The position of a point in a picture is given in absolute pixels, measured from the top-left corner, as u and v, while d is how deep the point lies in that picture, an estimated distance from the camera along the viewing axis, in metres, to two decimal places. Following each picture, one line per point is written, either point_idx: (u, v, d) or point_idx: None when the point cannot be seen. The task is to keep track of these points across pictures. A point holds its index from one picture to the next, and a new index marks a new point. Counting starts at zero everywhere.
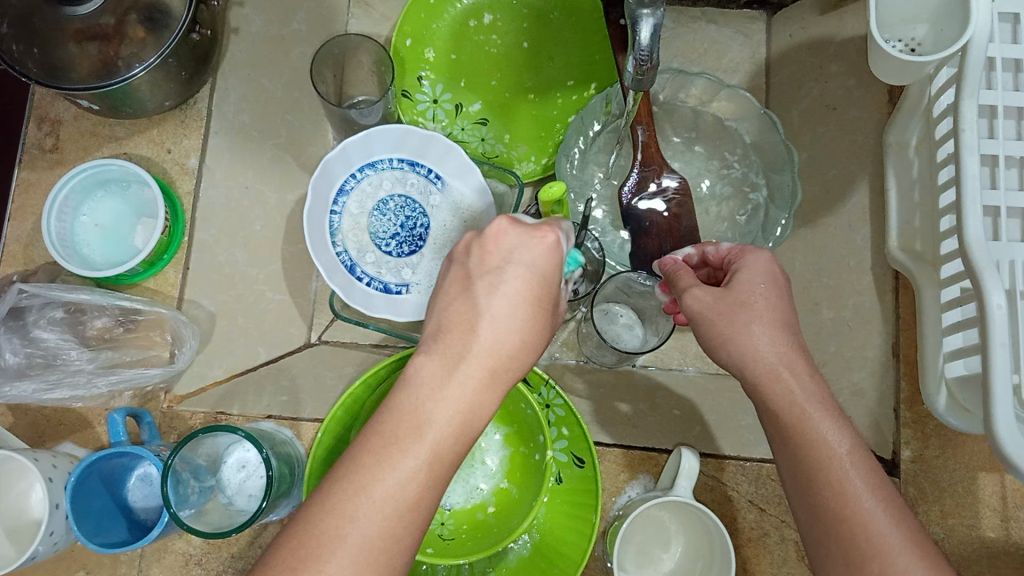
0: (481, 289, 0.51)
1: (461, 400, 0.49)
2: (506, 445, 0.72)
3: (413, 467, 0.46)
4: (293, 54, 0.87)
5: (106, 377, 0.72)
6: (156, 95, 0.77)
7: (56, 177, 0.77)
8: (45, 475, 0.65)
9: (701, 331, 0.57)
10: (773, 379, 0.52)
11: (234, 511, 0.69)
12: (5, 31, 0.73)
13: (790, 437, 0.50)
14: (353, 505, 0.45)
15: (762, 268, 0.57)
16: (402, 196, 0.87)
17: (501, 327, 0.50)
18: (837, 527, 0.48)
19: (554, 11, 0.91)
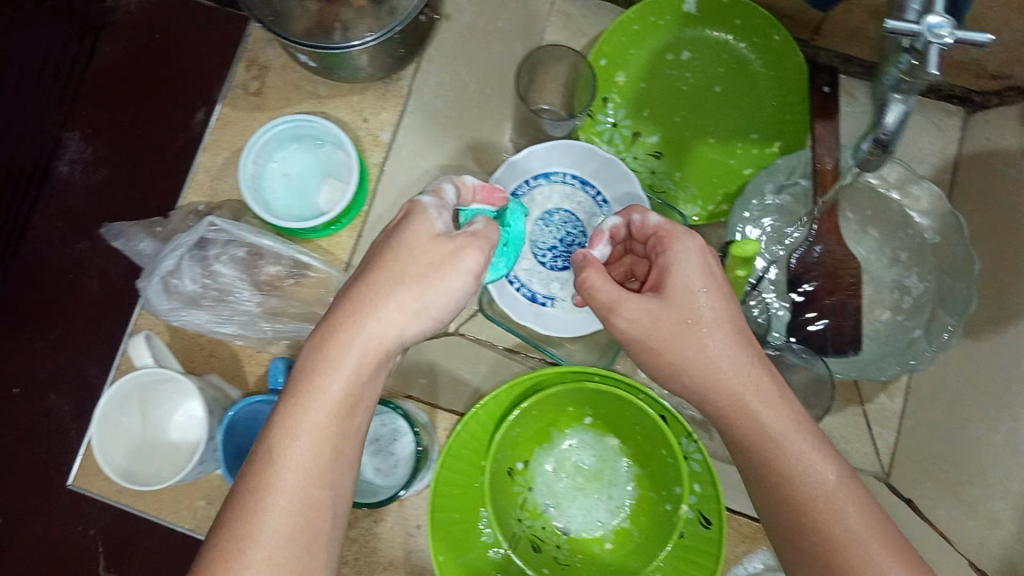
0: (376, 266, 0.57)
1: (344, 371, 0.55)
2: (634, 484, 0.71)
3: (310, 435, 0.53)
4: (494, 50, 0.88)
5: (273, 322, 0.74)
6: (371, 65, 0.77)
7: (255, 121, 0.79)
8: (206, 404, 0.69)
9: (643, 347, 0.63)
10: (738, 411, 0.59)
11: (378, 481, 0.76)
12: None
13: (784, 482, 0.56)
14: (273, 473, 0.52)
15: (684, 263, 0.63)
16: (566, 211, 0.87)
17: (386, 300, 0.56)
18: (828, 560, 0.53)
19: (755, 62, 0.89)
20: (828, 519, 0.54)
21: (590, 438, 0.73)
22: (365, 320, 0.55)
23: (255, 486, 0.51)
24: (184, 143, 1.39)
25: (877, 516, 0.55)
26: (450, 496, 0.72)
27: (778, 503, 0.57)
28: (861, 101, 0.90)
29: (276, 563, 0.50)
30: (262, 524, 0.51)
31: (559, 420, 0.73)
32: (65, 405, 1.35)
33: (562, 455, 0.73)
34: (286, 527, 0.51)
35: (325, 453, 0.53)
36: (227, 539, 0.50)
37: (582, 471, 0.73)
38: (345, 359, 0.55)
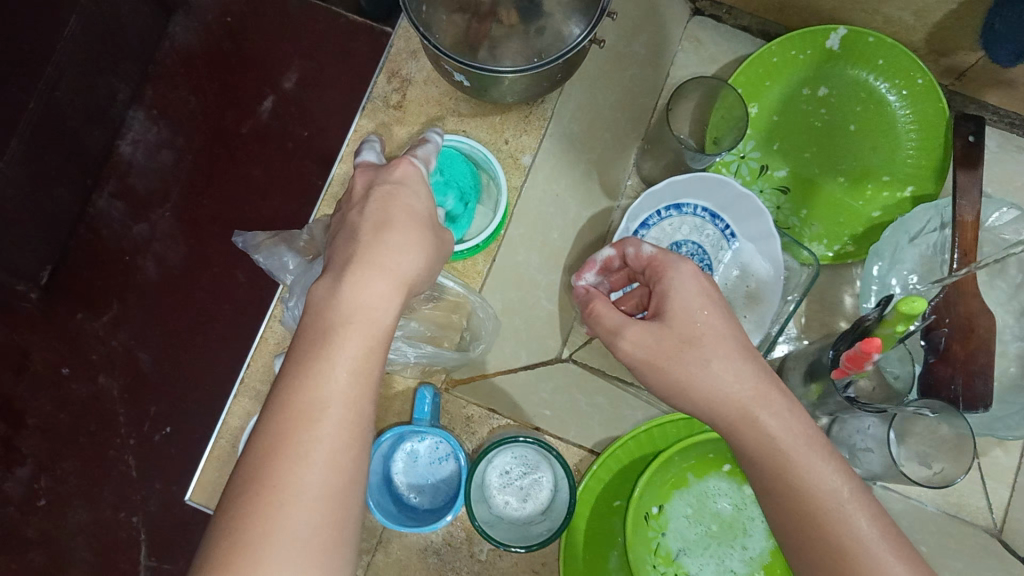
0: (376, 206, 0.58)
1: (370, 305, 0.54)
2: (771, 538, 0.70)
3: (352, 357, 0.52)
4: (629, 75, 0.87)
5: (415, 347, 0.71)
6: (518, 89, 0.76)
7: (394, 135, 0.78)
8: None
9: (650, 373, 0.61)
10: (768, 460, 0.56)
11: (529, 515, 0.71)
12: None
13: (820, 533, 0.53)
14: (303, 414, 0.49)
15: (666, 282, 0.62)
16: (693, 243, 0.85)
17: (404, 240, 0.57)
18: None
19: (894, 104, 0.88)
20: (833, 554, 0.52)
21: (726, 488, 0.72)
22: (382, 254, 0.56)
23: (295, 408, 0.49)
24: (249, 131, 1.39)
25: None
26: (580, 534, 0.71)
27: (821, 557, 0.53)
28: (994, 148, 0.90)
29: (326, 479, 0.48)
30: (311, 445, 0.49)
31: (696, 465, 0.72)
32: (117, 389, 1.33)
33: (697, 502, 0.72)
34: (332, 449, 0.49)
35: (364, 376, 0.52)
36: (266, 459, 0.48)
37: (716, 520, 0.71)
38: (381, 291, 0.55)
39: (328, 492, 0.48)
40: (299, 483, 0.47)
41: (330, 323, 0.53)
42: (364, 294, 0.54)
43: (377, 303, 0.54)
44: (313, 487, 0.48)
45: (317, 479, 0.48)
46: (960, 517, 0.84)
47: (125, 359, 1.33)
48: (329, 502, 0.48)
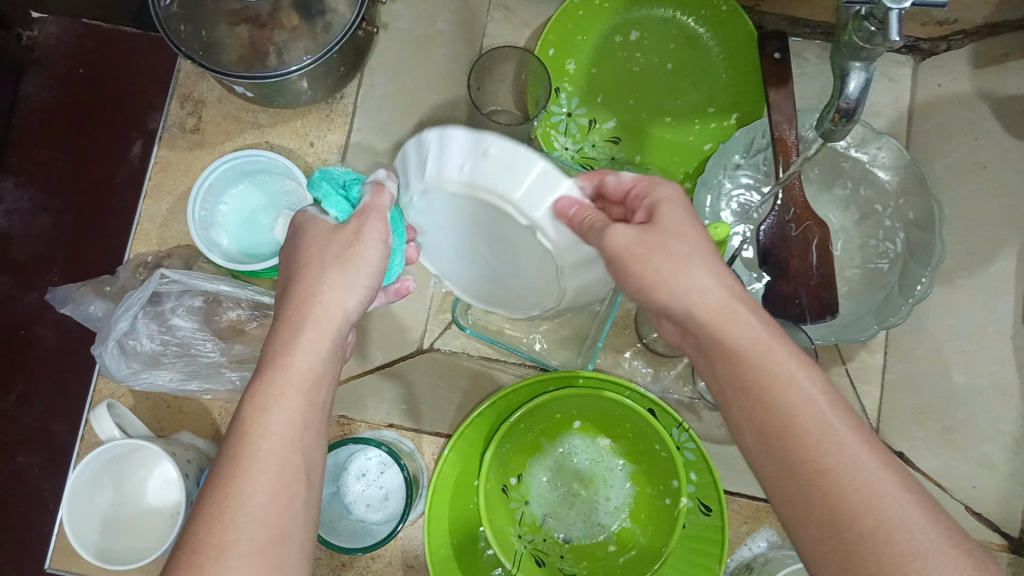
0: (300, 258, 0.54)
1: (303, 358, 0.51)
2: (631, 482, 0.71)
3: (281, 431, 0.49)
4: (437, 56, 0.85)
5: (239, 370, 0.70)
6: (313, 88, 0.74)
7: (195, 159, 0.77)
8: (168, 452, 0.65)
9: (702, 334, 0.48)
10: (713, 336, 0.48)
11: (394, 510, 0.71)
12: (173, 9, 0.74)
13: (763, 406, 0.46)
14: (244, 480, 0.47)
15: (690, 232, 0.50)
16: (487, 218, 0.54)
17: (327, 284, 0.52)
18: (794, 459, 0.44)
19: (704, 37, 0.89)
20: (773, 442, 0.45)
21: (579, 443, 0.72)
22: (314, 308, 0.52)
23: (227, 485, 0.46)
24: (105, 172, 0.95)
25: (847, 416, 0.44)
26: (446, 516, 0.69)
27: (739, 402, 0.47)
28: (813, 61, 0.90)
29: (261, 526, 0.46)
30: (248, 497, 0.46)
31: (548, 429, 0.72)
32: (37, 464, 0.91)
33: (555, 464, 0.72)
34: (270, 507, 0.47)
35: (299, 419, 0.50)
36: (205, 524, 0.45)
37: (578, 478, 0.72)
38: (315, 341, 0.52)
39: (269, 536, 0.46)
40: (238, 535, 0.45)
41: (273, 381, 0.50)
42: (298, 343, 0.51)
43: (308, 354, 0.51)
44: (250, 543, 0.45)
45: (255, 528, 0.45)
46: None
47: (32, 431, 0.92)
48: (268, 547, 0.45)
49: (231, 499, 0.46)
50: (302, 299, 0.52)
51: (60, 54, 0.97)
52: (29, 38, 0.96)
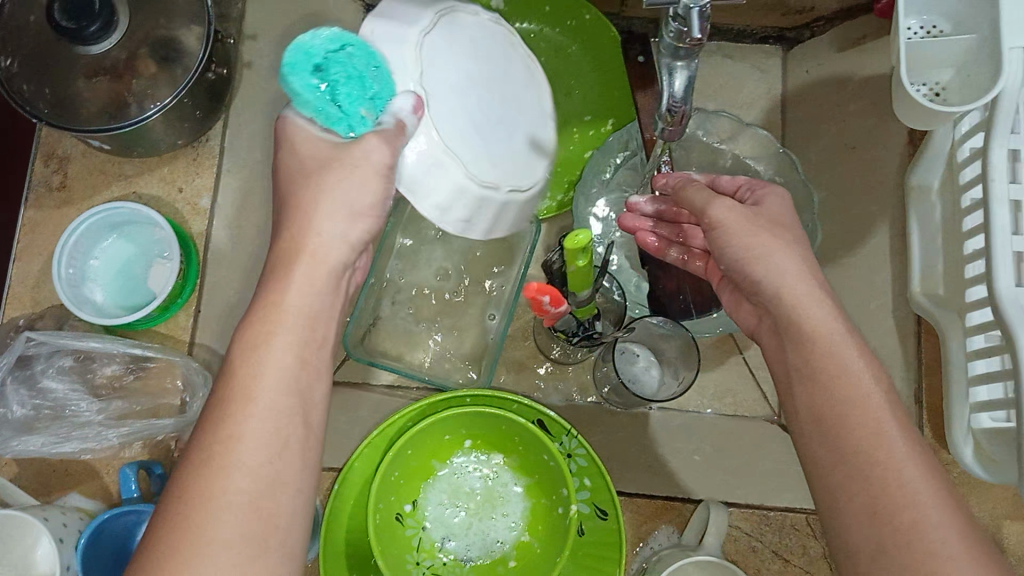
0: (291, 186, 0.52)
1: (298, 292, 0.49)
2: (526, 495, 0.71)
3: (282, 367, 0.47)
4: None
5: (116, 428, 0.69)
6: (169, 134, 0.75)
7: (64, 217, 0.76)
8: (39, 516, 0.63)
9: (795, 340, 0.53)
10: (803, 337, 0.52)
11: None
12: (14, 69, 0.70)
13: (818, 397, 0.50)
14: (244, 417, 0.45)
15: (770, 246, 0.55)
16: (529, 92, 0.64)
17: (322, 218, 0.51)
18: (844, 444, 0.47)
19: (570, 45, 0.90)
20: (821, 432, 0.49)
21: (473, 460, 0.73)
22: (308, 244, 0.51)
23: (229, 424, 0.45)
24: None
25: (898, 422, 0.47)
26: (342, 546, 0.69)
27: (802, 389, 0.51)
28: None
29: (252, 477, 0.44)
30: (238, 444, 0.45)
31: (440, 450, 0.72)
32: None
33: (451, 485, 0.72)
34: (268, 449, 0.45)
35: (293, 360, 0.48)
36: (204, 469, 0.44)
37: (473, 497, 0.72)
38: (310, 279, 0.50)
39: (257, 491, 0.44)
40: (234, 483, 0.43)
41: (269, 316, 0.48)
42: (290, 281, 0.50)
43: (295, 294, 0.49)
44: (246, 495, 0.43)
45: (242, 482, 0.44)
46: (739, 415, 0.84)
47: None
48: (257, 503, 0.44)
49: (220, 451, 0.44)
50: (301, 226, 0.51)
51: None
52: None
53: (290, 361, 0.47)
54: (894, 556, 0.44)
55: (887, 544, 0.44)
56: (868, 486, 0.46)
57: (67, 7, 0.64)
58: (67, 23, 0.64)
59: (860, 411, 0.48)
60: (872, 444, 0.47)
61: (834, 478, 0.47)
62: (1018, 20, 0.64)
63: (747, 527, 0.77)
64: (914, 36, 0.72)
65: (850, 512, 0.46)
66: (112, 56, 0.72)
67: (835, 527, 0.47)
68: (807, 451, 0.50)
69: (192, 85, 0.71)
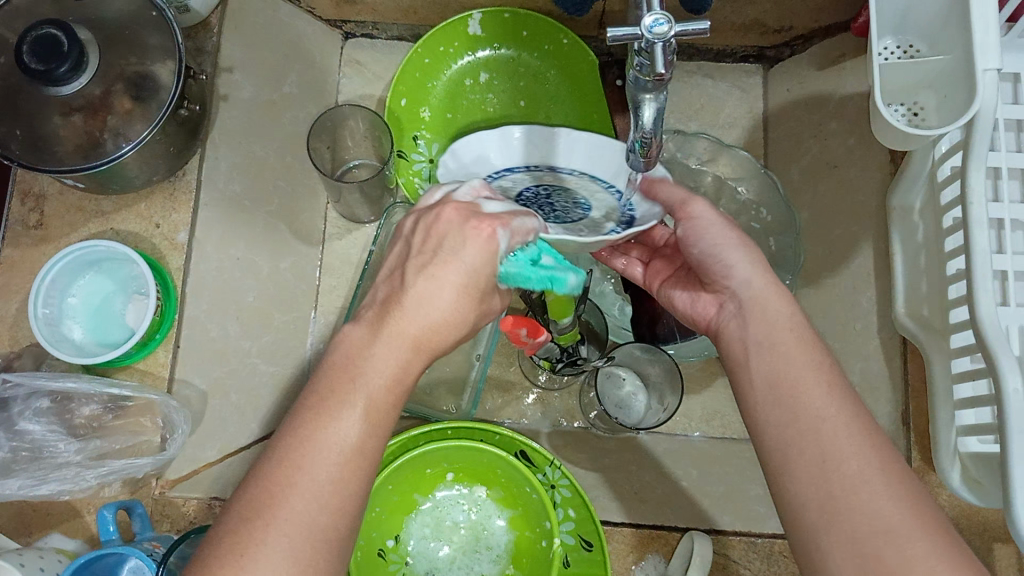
0: (416, 258, 0.52)
1: (392, 356, 0.49)
2: (509, 528, 0.71)
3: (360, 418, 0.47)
4: (286, 119, 0.85)
5: (95, 469, 0.68)
6: (144, 171, 0.74)
7: (41, 255, 0.76)
8: (14, 561, 0.62)
9: (753, 323, 0.53)
10: (755, 317, 0.53)
11: None
12: None
13: (774, 378, 0.50)
14: (311, 450, 0.46)
15: (732, 239, 0.57)
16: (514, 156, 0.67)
17: (438, 292, 0.50)
18: (796, 417, 0.48)
19: (548, 70, 0.90)
20: (778, 409, 0.49)
21: (456, 493, 0.72)
22: (424, 310, 0.50)
23: (300, 452, 0.45)
24: None
25: (847, 395, 0.49)
26: None
27: (758, 365, 0.51)
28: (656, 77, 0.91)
29: (315, 518, 0.44)
30: (307, 472, 0.45)
31: (422, 484, 0.71)
32: None
33: (434, 520, 0.71)
34: (330, 492, 0.45)
35: (382, 418, 0.48)
36: (269, 490, 0.44)
37: (456, 531, 0.71)
38: (407, 357, 0.50)
39: (314, 531, 0.44)
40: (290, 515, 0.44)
41: (362, 365, 0.48)
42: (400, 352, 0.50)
43: (394, 353, 0.49)
44: (303, 526, 0.44)
45: (307, 518, 0.44)
46: (728, 437, 0.84)
47: None
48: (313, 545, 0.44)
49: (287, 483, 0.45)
50: (417, 300, 0.50)
51: None
52: None
53: (372, 417, 0.48)
54: (845, 508, 0.44)
55: (836, 495, 0.45)
56: (816, 444, 0.47)
57: (36, 48, 0.64)
58: (37, 65, 0.64)
59: (809, 387, 0.49)
60: (819, 412, 0.48)
61: (790, 448, 0.48)
62: (992, 42, 0.64)
63: (733, 554, 0.75)
64: (890, 56, 0.74)
65: (803, 471, 0.46)
66: (86, 94, 0.71)
67: (786, 488, 0.47)
68: (759, 416, 0.50)
69: (165, 121, 0.71)
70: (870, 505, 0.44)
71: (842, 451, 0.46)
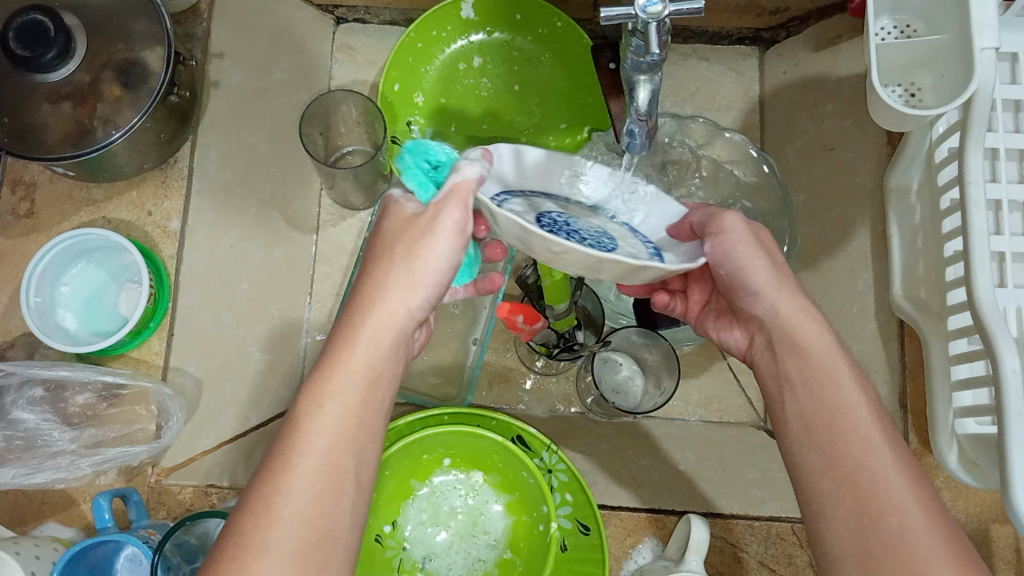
0: (372, 249, 0.50)
1: (356, 350, 0.48)
2: (506, 512, 0.71)
3: (333, 419, 0.46)
4: (274, 106, 0.83)
5: (90, 457, 0.68)
6: (134, 159, 0.74)
7: (31, 244, 0.75)
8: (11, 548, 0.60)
9: (791, 358, 0.51)
10: (792, 345, 0.51)
11: None
12: None
13: (814, 416, 0.49)
14: (288, 460, 0.45)
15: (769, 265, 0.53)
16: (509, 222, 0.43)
17: (393, 280, 0.48)
18: (836, 460, 0.47)
19: (541, 54, 0.89)
20: (816, 450, 0.48)
21: (452, 478, 0.72)
22: (376, 296, 0.49)
23: (271, 466, 0.45)
24: None
25: (892, 434, 0.47)
26: None
27: (796, 400, 0.50)
28: None
29: (302, 535, 0.43)
30: (284, 490, 0.44)
31: (418, 469, 0.71)
32: None
33: (431, 505, 0.71)
34: (306, 501, 0.44)
35: (353, 413, 0.47)
36: (248, 513, 0.44)
37: (453, 516, 0.71)
38: (372, 340, 0.48)
39: (307, 544, 0.43)
40: (275, 535, 0.43)
41: (327, 363, 0.48)
42: (361, 338, 0.48)
43: (360, 352, 0.48)
44: (287, 542, 0.43)
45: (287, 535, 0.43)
46: (726, 421, 0.83)
47: None
48: (303, 562, 0.43)
49: (266, 511, 0.43)
50: (371, 289, 0.49)
51: None
52: None
53: (344, 413, 0.46)
54: (881, 557, 0.43)
55: (873, 545, 0.44)
56: (854, 489, 0.46)
57: (22, 35, 0.63)
58: (24, 53, 0.64)
59: (852, 425, 0.48)
60: (861, 455, 0.46)
61: (824, 487, 0.47)
62: (989, 20, 0.63)
63: (732, 538, 0.76)
64: (887, 36, 0.73)
65: (838, 516, 0.46)
66: (74, 81, 0.70)
67: (820, 530, 0.47)
68: (794, 457, 0.49)
69: (156, 108, 0.70)
70: (911, 555, 0.43)
71: (880, 495, 0.45)
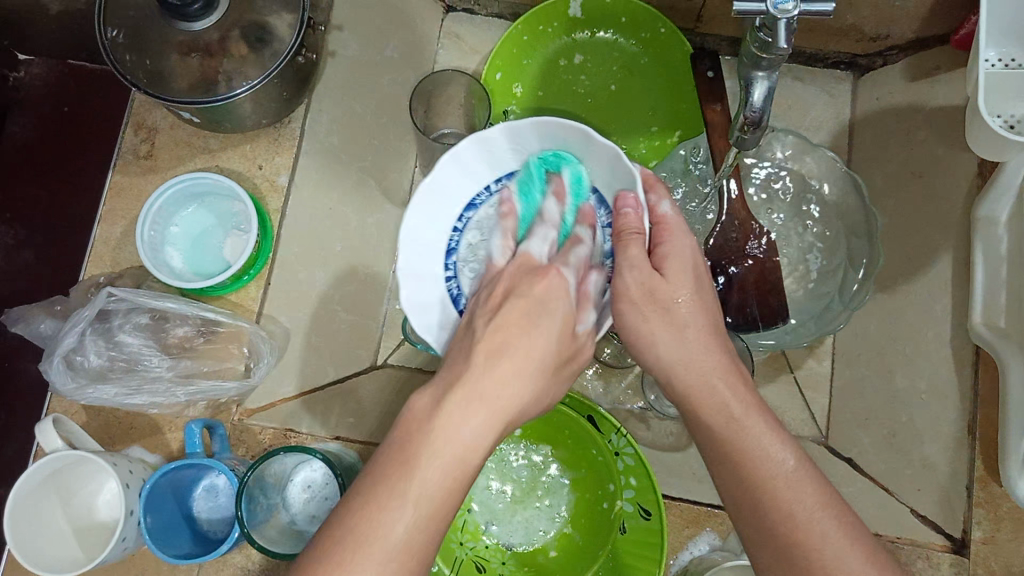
0: (495, 328, 0.50)
1: (465, 433, 0.47)
2: (571, 488, 0.73)
3: (431, 499, 0.46)
4: (384, 80, 0.87)
5: (184, 386, 0.72)
6: (256, 113, 0.78)
7: (148, 183, 0.80)
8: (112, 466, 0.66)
9: (701, 429, 0.54)
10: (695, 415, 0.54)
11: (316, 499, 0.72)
12: (119, 40, 0.73)
13: (742, 486, 0.52)
14: (374, 532, 0.45)
15: (660, 329, 0.55)
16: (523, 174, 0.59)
17: (511, 374, 0.49)
18: (772, 529, 0.50)
19: (640, 56, 0.92)
20: (753, 520, 0.51)
21: (520, 449, 0.74)
22: (497, 383, 0.49)
23: (356, 533, 0.45)
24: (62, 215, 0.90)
25: (813, 482, 0.51)
26: None
27: (722, 475, 0.53)
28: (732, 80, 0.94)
29: None
30: (362, 557, 0.44)
31: None
32: None
33: (498, 472, 0.73)
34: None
35: (449, 497, 0.47)
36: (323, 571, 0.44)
37: (517, 484, 0.73)
38: (479, 420, 0.48)
39: None
40: None
41: (426, 436, 0.47)
42: (470, 419, 0.48)
43: (474, 433, 0.48)
44: None
45: None
46: None
47: None
48: None
49: None
50: (485, 376, 0.49)
51: (44, 96, 0.96)
52: (15, 79, 0.96)
53: (443, 492, 0.46)
54: None
55: None
56: (794, 549, 0.49)
57: None
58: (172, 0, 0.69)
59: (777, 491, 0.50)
60: (790, 521, 0.49)
61: (775, 552, 0.50)
62: None
63: None
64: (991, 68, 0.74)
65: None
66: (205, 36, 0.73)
67: None
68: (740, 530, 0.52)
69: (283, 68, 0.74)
70: None
71: (816, 553, 0.48)
